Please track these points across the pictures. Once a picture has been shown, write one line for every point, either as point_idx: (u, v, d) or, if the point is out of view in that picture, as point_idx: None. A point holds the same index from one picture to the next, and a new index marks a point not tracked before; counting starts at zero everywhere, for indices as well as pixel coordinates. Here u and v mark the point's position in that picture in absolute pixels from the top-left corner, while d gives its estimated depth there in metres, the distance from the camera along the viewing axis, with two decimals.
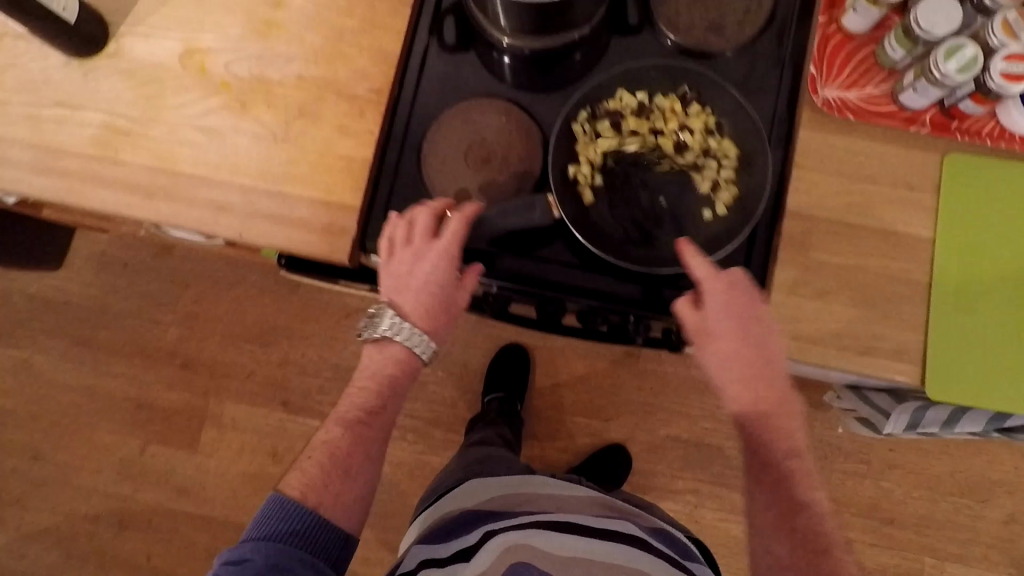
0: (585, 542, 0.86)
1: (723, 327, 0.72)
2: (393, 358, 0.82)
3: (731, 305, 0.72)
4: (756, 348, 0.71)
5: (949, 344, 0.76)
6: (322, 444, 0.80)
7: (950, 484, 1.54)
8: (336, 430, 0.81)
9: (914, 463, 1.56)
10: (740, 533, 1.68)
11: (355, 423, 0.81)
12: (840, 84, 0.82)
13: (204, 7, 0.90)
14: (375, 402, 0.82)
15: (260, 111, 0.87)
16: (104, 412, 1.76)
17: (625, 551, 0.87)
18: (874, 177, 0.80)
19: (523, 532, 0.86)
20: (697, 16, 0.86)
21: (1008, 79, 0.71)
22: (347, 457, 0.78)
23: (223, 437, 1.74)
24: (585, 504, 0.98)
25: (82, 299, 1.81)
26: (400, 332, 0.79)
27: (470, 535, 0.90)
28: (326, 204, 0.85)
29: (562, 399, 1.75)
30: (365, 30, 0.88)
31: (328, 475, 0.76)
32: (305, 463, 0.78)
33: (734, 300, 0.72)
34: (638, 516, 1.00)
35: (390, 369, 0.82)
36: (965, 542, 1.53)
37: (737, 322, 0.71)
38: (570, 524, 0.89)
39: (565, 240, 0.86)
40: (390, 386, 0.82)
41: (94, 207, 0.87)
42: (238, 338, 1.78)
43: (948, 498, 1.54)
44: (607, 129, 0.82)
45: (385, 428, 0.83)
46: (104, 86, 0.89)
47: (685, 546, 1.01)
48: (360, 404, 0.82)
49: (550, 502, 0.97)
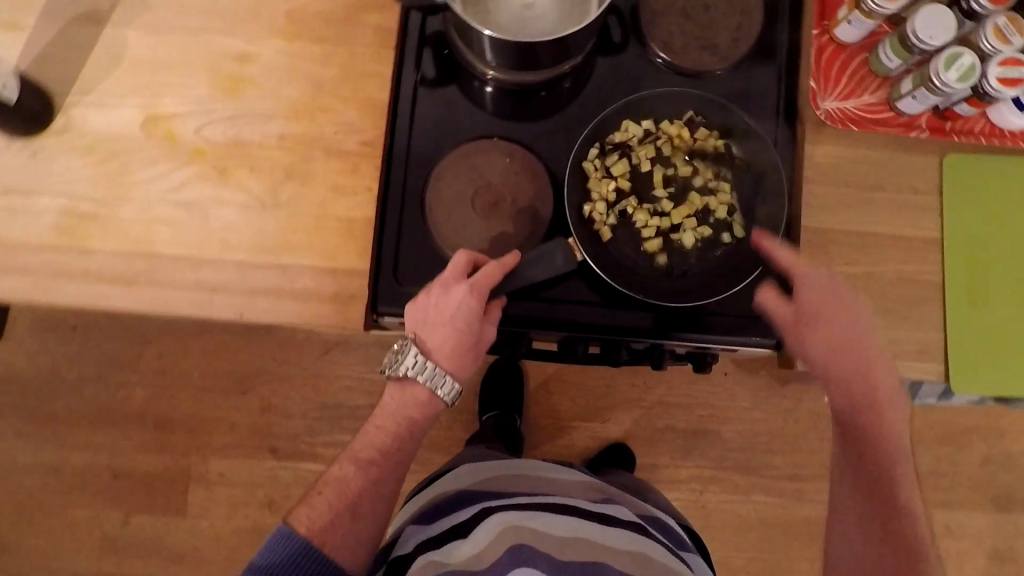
0: (582, 521, 0.82)
1: (825, 317, 0.73)
2: (413, 401, 0.79)
3: (831, 297, 0.73)
4: (858, 339, 0.72)
5: (970, 342, 0.79)
6: (333, 480, 0.79)
7: (976, 439, 1.50)
8: (348, 467, 0.80)
9: (938, 423, 1.50)
10: (749, 514, 1.54)
11: (369, 464, 0.80)
12: (838, 96, 0.84)
13: (162, 68, 0.82)
14: (391, 443, 0.80)
15: (243, 178, 0.81)
16: (68, 494, 1.54)
17: (624, 535, 0.82)
18: (879, 185, 0.82)
19: (523, 512, 0.82)
20: (689, 36, 0.85)
21: (1004, 83, 0.74)
22: (358, 496, 0.78)
23: (213, 494, 1.54)
24: (581, 488, 0.95)
25: (23, 371, 1.56)
26: (422, 372, 0.77)
27: (464, 512, 0.86)
28: (330, 271, 0.80)
29: (555, 406, 1.56)
30: (347, 78, 0.82)
31: (338, 515, 0.76)
32: (316, 500, 0.78)
33: (833, 291, 0.73)
34: (629, 501, 0.96)
35: (409, 412, 0.80)
36: (998, 492, 1.49)
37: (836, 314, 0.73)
38: (568, 506, 0.85)
39: (582, 276, 0.83)
40: (407, 426, 0.80)
41: (64, 302, 0.78)
42: (211, 389, 1.56)
43: (974, 453, 1.50)
44: (617, 164, 0.82)
45: (398, 469, 0.81)
46: (58, 167, 0.80)
47: (679, 535, 0.95)
48: (376, 443, 0.80)
49: (544, 486, 0.93)
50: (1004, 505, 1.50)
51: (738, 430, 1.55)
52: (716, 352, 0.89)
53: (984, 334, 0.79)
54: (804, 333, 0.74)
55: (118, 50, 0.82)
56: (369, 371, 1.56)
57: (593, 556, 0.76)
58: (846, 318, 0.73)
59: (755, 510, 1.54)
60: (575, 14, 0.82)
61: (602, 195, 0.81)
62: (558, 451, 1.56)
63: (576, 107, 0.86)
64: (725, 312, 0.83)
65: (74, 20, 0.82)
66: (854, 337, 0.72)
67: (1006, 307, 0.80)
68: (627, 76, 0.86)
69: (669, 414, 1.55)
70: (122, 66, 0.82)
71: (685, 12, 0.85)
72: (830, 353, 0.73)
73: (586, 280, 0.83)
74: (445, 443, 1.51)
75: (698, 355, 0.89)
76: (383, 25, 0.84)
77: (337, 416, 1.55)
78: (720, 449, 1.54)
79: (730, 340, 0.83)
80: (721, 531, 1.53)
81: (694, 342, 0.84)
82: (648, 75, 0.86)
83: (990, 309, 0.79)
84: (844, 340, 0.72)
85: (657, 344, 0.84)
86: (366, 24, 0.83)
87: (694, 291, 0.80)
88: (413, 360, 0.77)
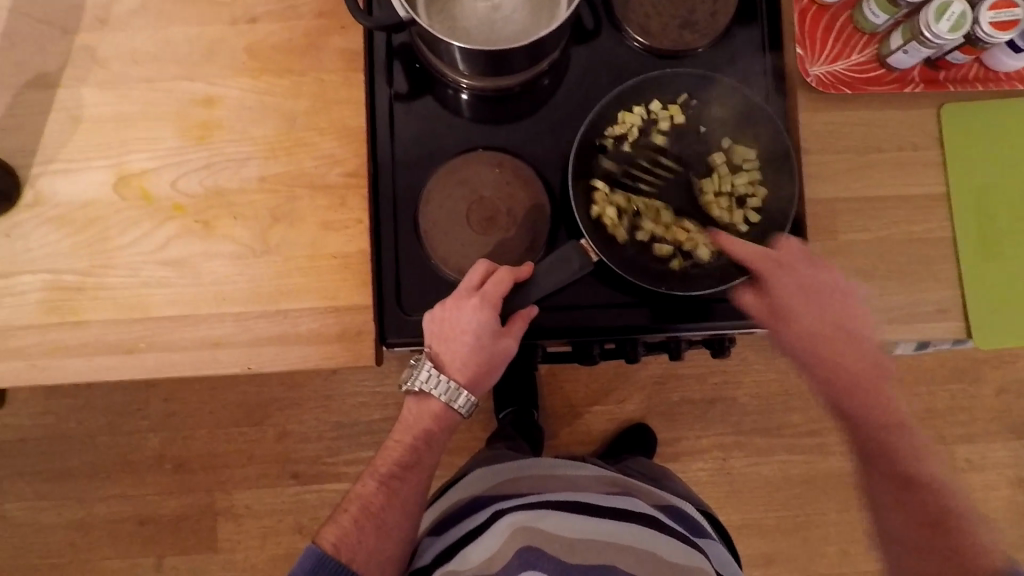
0: (594, 520, 0.79)
1: (791, 308, 0.72)
2: (428, 415, 0.73)
3: (794, 283, 0.72)
4: (831, 321, 0.71)
5: (984, 293, 0.78)
6: (356, 497, 0.73)
7: (995, 370, 1.48)
8: (371, 483, 0.73)
9: (956, 360, 1.49)
10: (774, 473, 1.50)
11: (390, 479, 0.73)
12: (826, 60, 0.81)
13: (126, 123, 0.79)
14: (410, 457, 0.73)
15: (228, 227, 0.78)
16: (100, 547, 1.53)
17: (637, 531, 0.78)
18: (880, 145, 0.79)
19: (535, 511, 0.78)
20: (666, 18, 0.82)
21: (996, 27, 0.73)
22: (381, 513, 0.71)
23: (242, 527, 1.52)
24: (593, 481, 0.90)
25: (33, 432, 1.54)
26: (437, 387, 0.71)
27: (476, 516, 0.83)
28: (332, 310, 0.77)
29: (570, 393, 1.52)
30: (320, 109, 0.79)
31: (363, 531, 0.70)
32: (340, 516, 0.71)
33: (797, 276, 0.72)
34: (645, 492, 0.92)
35: (427, 426, 0.73)
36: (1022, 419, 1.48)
37: (801, 300, 0.72)
38: (578, 502, 0.82)
39: (596, 276, 0.81)
40: (427, 441, 0.74)
41: (67, 378, 0.76)
42: (223, 425, 1.54)
43: (994, 384, 1.48)
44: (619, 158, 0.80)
45: (422, 485, 0.74)
46: (36, 241, 0.77)
47: (696, 522, 0.90)
48: (395, 458, 0.74)
49: (553, 482, 0.89)
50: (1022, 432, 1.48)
51: (753, 391, 1.51)
52: (733, 335, 0.87)
53: (1000, 284, 0.78)
54: (775, 325, 0.73)
55: (76, 112, 0.78)
56: (380, 385, 1.53)
57: (601, 560, 0.73)
58: (811, 299, 0.72)
59: (782, 470, 1.50)
60: (545, 8, 0.78)
61: (608, 192, 0.79)
62: (577, 438, 1.51)
63: (558, 104, 0.83)
64: None
65: (25, 87, 0.78)
66: (823, 318, 0.71)
67: (1015, 252, 0.79)
68: (606, 64, 0.83)
69: (682, 386, 1.52)
70: (83, 127, 0.78)
71: None
72: (804, 340, 0.71)
73: (596, 282, 0.81)
74: (466, 446, 1.48)
75: (715, 340, 0.88)
76: (349, 47, 0.80)
77: (356, 433, 1.53)
78: (738, 413, 1.51)
79: (750, 325, 0.81)
80: (751, 495, 1.50)
81: (710, 330, 0.82)
82: (628, 62, 0.83)
83: (1002, 257, 0.79)
84: (814, 322, 0.71)
85: (671, 336, 0.83)
86: (331, 48, 0.79)
87: (715, 277, 0.78)
88: (426, 375, 0.72)
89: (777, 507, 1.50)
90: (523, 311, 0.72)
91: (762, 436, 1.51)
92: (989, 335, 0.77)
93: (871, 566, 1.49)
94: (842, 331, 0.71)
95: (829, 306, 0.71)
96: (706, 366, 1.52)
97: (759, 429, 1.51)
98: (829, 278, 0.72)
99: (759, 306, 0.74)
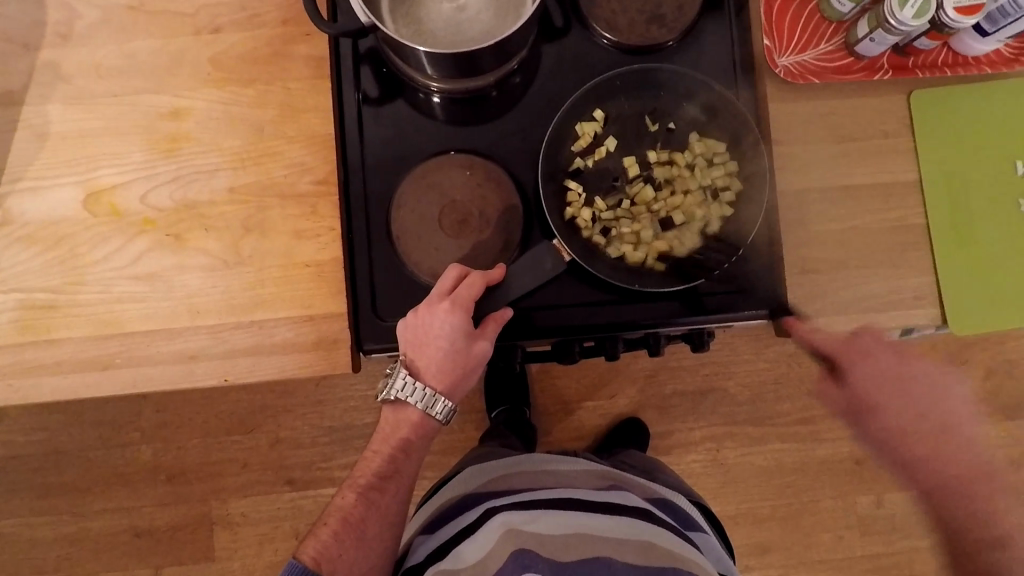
0: (585, 516, 0.78)
1: (876, 398, 0.66)
2: (404, 422, 0.73)
3: (879, 373, 0.67)
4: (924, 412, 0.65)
5: (960, 280, 0.78)
6: (335, 509, 0.71)
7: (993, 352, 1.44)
8: (350, 495, 0.72)
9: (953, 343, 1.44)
10: (768, 461, 1.51)
11: (369, 490, 0.72)
12: (795, 50, 0.80)
13: (93, 139, 0.78)
14: (389, 466, 0.73)
15: (200, 239, 0.78)
16: (97, 560, 1.53)
17: (629, 524, 0.78)
18: (851, 134, 0.79)
19: (526, 512, 0.78)
20: (633, 13, 0.81)
21: (960, 12, 0.72)
22: (361, 524, 0.70)
23: (238, 535, 1.52)
24: (583, 476, 0.90)
25: (25, 448, 1.53)
26: (412, 394, 0.71)
27: (467, 515, 0.83)
28: (308, 320, 0.77)
29: (561, 390, 1.52)
30: (287, 117, 0.79)
31: (343, 544, 0.68)
32: (319, 530, 0.70)
33: (881, 367, 0.67)
34: (636, 485, 0.92)
35: (404, 434, 0.73)
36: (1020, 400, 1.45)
37: (890, 393, 0.66)
38: (569, 500, 0.81)
39: (571, 276, 0.81)
40: (406, 450, 0.73)
41: (44, 397, 0.76)
42: (216, 434, 1.53)
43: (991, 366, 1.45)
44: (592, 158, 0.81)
45: (402, 494, 0.73)
46: (6, 260, 0.77)
47: (687, 513, 0.91)
48: (374, 468, 0.73)
49: (546, 477, 0.89)
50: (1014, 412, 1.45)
51: (744, 382, 1.51)
52: (712, 329, 0.86)
53: (974, 269, 0.78)
54: (860, 416, 0.67)
55: (42, 129, 0.78)
56: (371, 389, 1.52)
57: (595, 552, 0.72)
58: (900, 391, 0.66)
59: (776, 459, 1.51)
60: (510, 9, 0.78)
61: (581, 193, 0.80)
62: (570, 434, 1.52)
63: (528, 103, 0.83)
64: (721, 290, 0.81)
65: None
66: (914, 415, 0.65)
67: (991, 236, 0.79)
68: (574, 61, 0.83)
69: (674, 379, 1.52)
70: (50, 144, 0.78)
71: None
72: (892, 441, 0.65)
73: (573, 282, 0.81)
74: (458, 446, 1.48)
75: (694, 335, 0.86)
76: (314, 54, 0.79)
77: (349, 437, 1.52)
78: (730, 404, 1.51)
79: (727, 319, 0.81)
80: (745, 485, 1.51)
81: (690, 325, 0.82)
82: (597, 59, 0.83)
83: (977, 243, 0.79)
84: (911, 420, 0.65)
85: (652, 333, 0.83)
86: (296, 56, 0.79)
87: (690, 273, 0.79)
88: (401, 383, 0.70)
89: (771, 495, 1.50)
90: (496, 314, 0.71)
91: (755, 425, 1.51)
92: (966, 321, 0.77)
93: (868, 551, 1.50)
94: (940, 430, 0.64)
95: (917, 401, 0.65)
96: (695, 358, 1.51)
97: (751, 418, 1.51)
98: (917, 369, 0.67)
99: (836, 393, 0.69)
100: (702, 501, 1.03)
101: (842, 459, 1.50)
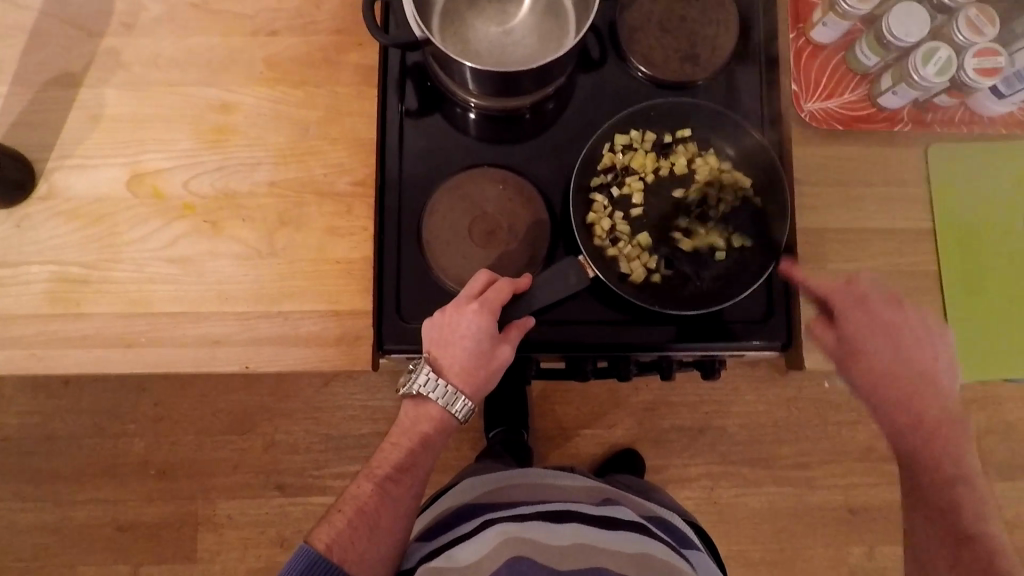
0: (582, 527, 0.79)
1: (870, 345, 0.70)
2: (426, 418, 0.74)
3: (872, 322, 0.70)
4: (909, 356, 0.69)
5: (967, 327, 0.80)
6: (351, 498, 0.73)
7: (993, 412, 1.45)
8: (366, 485, 0.73)
9: (953, 400, 1.45)
10: (761, 505, 1.50)
11: (385, 482, 0.73)
12: (820, 97, 0.85)
13: (144, 124, 0.81)
14: (406, 460, 0.74)
15: (235, 228, 0.80)
16: (77, 551, 1.50)
17: (627, 538, 0.79)
18: (868, 180, 0.83)
19: (523, 523, 0.79)
20: (669, 50, 0.86)
21: (981, 73, 0.76)
22: (375, 515, 0.71)
23: (223, 538, 1.50)
24: (581, 491, 0.91)
25: (19, 431, 1.52)
26: (435, 390, 0.72)
27: (464, 524, 0.83)
28: (333, 314, 0.79)
29: (561, 416, 1.52)
30: (332, 119, 0.82)
31: (356, 531, 0.70)
32: (334, 518, 0.71)
33: (874, 315, 0.70)
34: (632, 502, 0.92)
35: (424, 428, 0.74)
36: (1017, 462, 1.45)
37: (880, 343, 0.70)
38: (567, 512, 0.82)
39: (591, 292, 0.83)
40: (423, 444, 0.74)
41: (66, 369, 0.77)
42: (212, 432, 1.53)
43: (991, 427, 1.45)
44: (621, 174, 0.83)
45: (416, 489, 0.74)
46: (44, 233, 0.79)
47: (683, 533, 0.91)
48: (391, 460, 0.74)
49: (544, 490, 0.89)
50: (1009, 475, 1.45)
51: (743, 422, 1.51)
52: (724, 357, 0.89)
53: (983, 318, 0.80)
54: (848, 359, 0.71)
55: (95, 111, 0.81)
56: (371, 399, 1.53)
57: (591, 562, 0.73)
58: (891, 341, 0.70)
59: (770, 502, 1.50)
60: (553, 36, 0.82)
61: (606, 206, 0.82)
62: (567, 460, 1.51)
63: (562, 127, 0.86)
64: (734, 319, 0.84)
65: (48, 85, 0.81)
66: (897, 360, 0.69)
67: (1001, 288, 0.81)
68: (609, 90, 0.87)
69: (673, 414, 1.52)
70: (101, 126, 0.81)
71: (662, 26, 0.86)
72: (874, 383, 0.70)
73: (592, 299, 0.83)
74: (454, 464, 1.48)
75: (706, 362, 0.89)
76: (364, 63, 0.83)
77: (344, 446, 1.51)
78: (727, 444, 1.51)
79: (738, 347, 0.83)
80: (737, 526, 1.50)
81: (703, 351, 0.84)
82: (632, 90, 0.86)
83: (986, 293, 0.81)
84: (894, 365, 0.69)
85: (664, 356, 0.85)
86: (346, 63, 0.83)
87: (705, 298, 0.81)
88: (424, 378, 0.72)
89: (763, 539, 1.49)
90: (520, 322, 0.73)
91: (751, 465, 1.51)
92: (972, 368, 0.80)
93: None
94: (916, 375, 0.69)
95: (902, 346, 0.69)
96: (696, 394, 1.52)
97: (747, 459, 1.51)
98: (910, 317, 0.70)
99: (830, 339, 0.73)
100: (699, 528, 1.03)
101: (836, 507, 1.50)
